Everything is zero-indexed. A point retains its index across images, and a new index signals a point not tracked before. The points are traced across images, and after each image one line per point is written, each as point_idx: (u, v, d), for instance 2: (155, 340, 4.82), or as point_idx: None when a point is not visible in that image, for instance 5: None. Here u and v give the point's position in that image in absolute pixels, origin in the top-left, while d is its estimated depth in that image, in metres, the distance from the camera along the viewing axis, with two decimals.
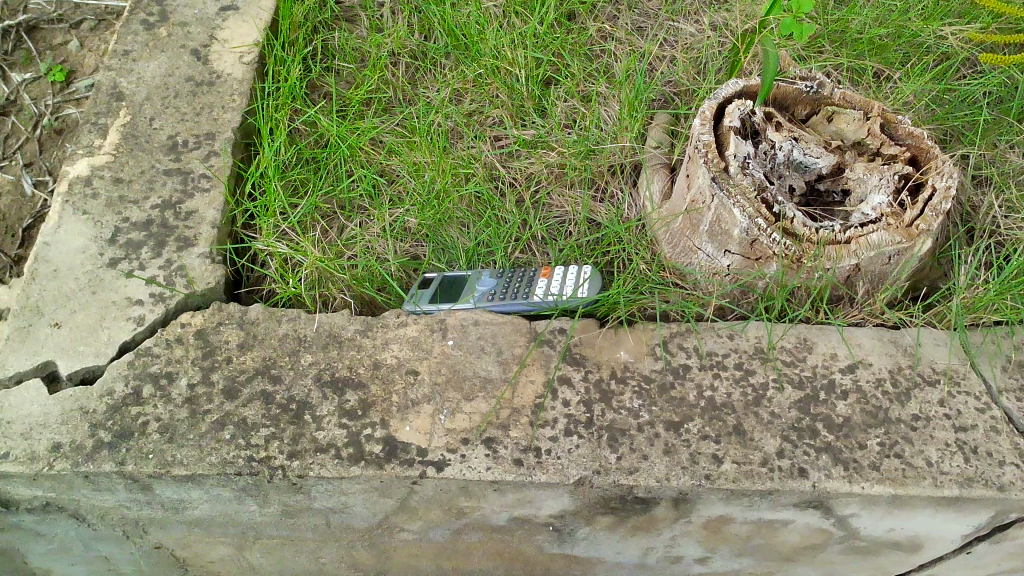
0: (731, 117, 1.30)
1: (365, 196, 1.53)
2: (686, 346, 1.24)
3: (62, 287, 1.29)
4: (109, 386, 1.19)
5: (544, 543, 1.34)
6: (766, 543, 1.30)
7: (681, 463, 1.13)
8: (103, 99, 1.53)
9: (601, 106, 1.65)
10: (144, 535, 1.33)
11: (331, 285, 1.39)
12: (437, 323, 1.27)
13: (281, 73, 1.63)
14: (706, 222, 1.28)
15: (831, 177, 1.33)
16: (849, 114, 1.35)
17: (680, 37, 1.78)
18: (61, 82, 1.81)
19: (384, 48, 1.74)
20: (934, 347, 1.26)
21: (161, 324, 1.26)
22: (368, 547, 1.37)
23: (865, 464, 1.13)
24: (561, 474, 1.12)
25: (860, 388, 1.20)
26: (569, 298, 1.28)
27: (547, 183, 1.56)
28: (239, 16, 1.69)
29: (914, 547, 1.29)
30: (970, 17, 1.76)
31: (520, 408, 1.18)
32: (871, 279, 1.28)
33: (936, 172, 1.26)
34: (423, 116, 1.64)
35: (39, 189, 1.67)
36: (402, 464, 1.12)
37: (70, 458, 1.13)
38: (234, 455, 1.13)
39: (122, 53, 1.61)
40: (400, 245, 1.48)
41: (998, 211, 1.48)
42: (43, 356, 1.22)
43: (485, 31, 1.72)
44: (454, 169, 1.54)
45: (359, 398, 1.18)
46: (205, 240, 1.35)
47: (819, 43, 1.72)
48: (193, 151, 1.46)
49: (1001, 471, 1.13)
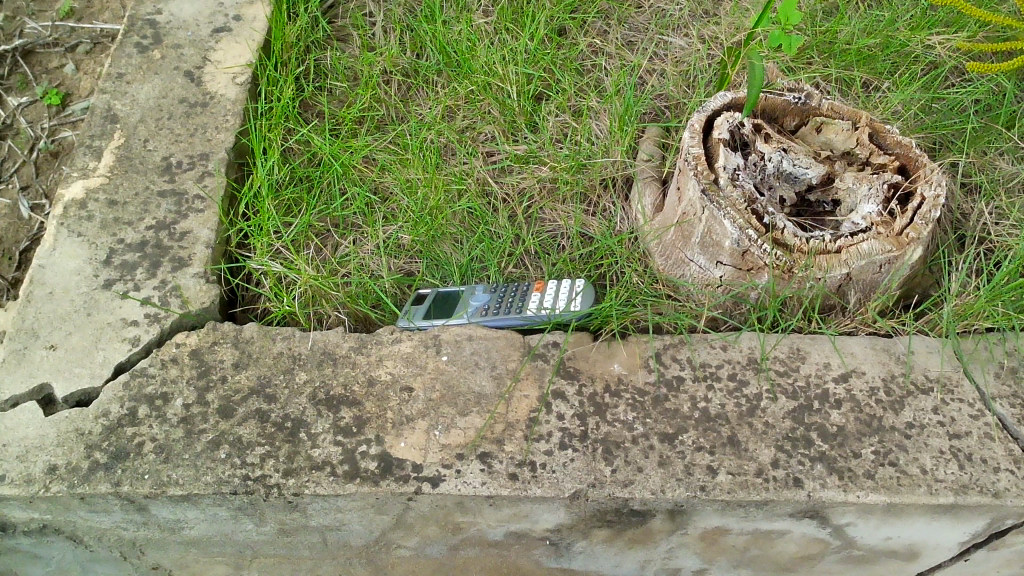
0: (720, 129, 1.31)
1: (359, 214, 1.55)
2: (680, 357, 1.24)
3: (58, 309, 1.29)
4: (104, 407, 1.19)
5: (541, 557, 1.34)
6: (764, 554, 1.30)
7: (675, 475, 1.13)
8: (97, 121, 1.55)
9: (592, 120, 1.66)
10: (141, 556, 1.33)
11: (326, 302, 1.39)
12: (431, 339, 1.27)
13: (274, 93, 1.65)
14: (698, 234, 1.28)
15: (821, 187, 1.33)
16: (838, 124, 1.36)
17: (670, 51, 1.80)
18: (57, 105, 1.83)
19: (376, 66, 1.75)
20: (927, 355, 1.26)
21: (156, 344, 1.27)
22: (365, 564, 1.37)
23: (860, 473, 1.13)
24: (557, 487, 1.12)
25: (854, 397, 1.20)
26: (563, 312, 1.29)
27: (539, 198, 1.57)
28: (232, 37, 1.70)
29: (912, 555, 1.29)
30: (958, 26, 1.77)
31: (515, 422, 1.18)
32: (862, 288, 1.28)
33: (924, 181, 1.27)
34: (414, 133, 1.65)
35: (36, 212, 1.69)
36: (398, 481, 1.13)
37: (66, 480, 1.13)
38: (230, 474, 1.13)
39: (116, 76, 1.62)
40: (394, 262, 1.49)
41: (987, 218, 1.49)
42: (39, 379, 1.22)
43: (476, 48, 1.74)
44: (446, 186, 1.55)
45: (354, 415, 1.18)
46: (200, 260, 1.36)
47: (807, 54, 1.73)
48: (187, 171, 1.47)
49: (996, 478, 1.13)
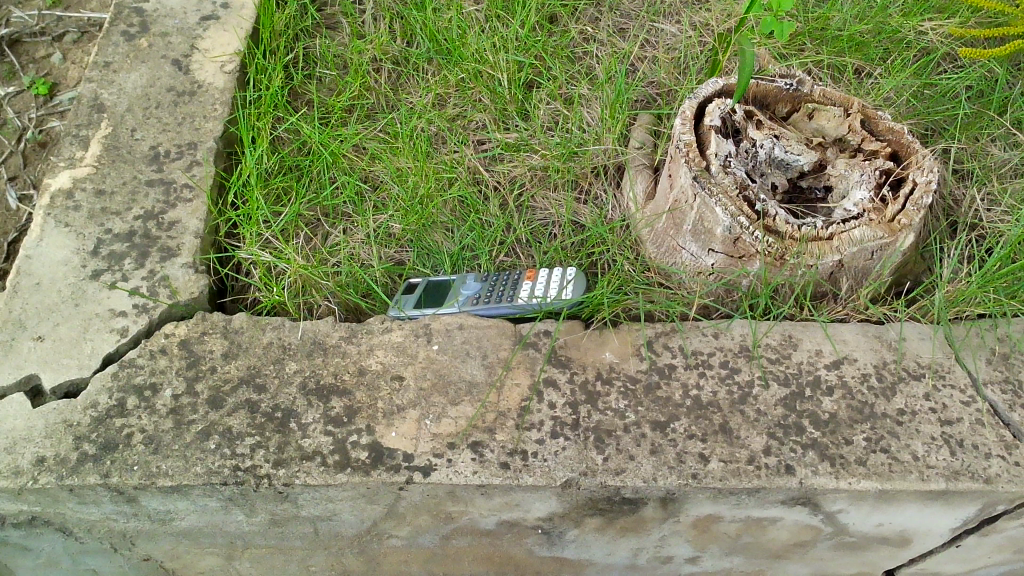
0: (711, 117, 1.30)
1: (349, 202, 1.54)
2: (671, 346, 1.24)
3: (45, 301, 1.28)
4: (92, 398, 1.18)
5: (533, 546, 1.33)
6: (756, 541, 1.30)
7: (667, 463, 1.12)
8: (84, 111, 1.53)
9: (584, 108, 1.65)
10: (132, 547, 1.33)
11: (315, 292, 1.39)
12: (422, 328, 1.27)
13: (262, 82, 1.64)
14: (690, 222, 1.28)
15: (813, 174, 1.33)
16: (829, 111, 1.35)
17: (661, 38, 1.79)
18: (44, 95, 1.81)
19: (366, 54, 1.74)
20: (918, 341, 1.26)
21: (145, 335, 1.26)
22: (357, 554, 1.37)
23: (852, 460, 1.13)
24: (548, 476, 1.12)
25: (845, 384, 1.20)
26: (554, 300, 1.28)
27: (530, 186, 1.56)
28: (220, 25, 1.69)
29: (903, 541, 1.29)
30: (950, 12, 1.76)
31: (505, 411, 1.17)
32: (854, 275, 1.28)
33: (916, 167, 1.27)
34: (405, 120, 1.64)
35: (24, 203, 1.67)
36: (389, 471, 1.12)
37: (55, 472, 1.12)
38: (220, 464, 1.13)
39: (102, 65, 1.61)
40: (385, 251, 1.48)
41: (979, 205, 1.49)
42: (26, 370, 1.21)
43: (466, 36, 1.73)
44: (437, 174, 1.54)
45: (345, 405, 1.18)
46: (188, 250, 1.35)
47: (799, 40, 1.72)
48: (176, 160, 1.46)
49: (988, 464, 1.13)
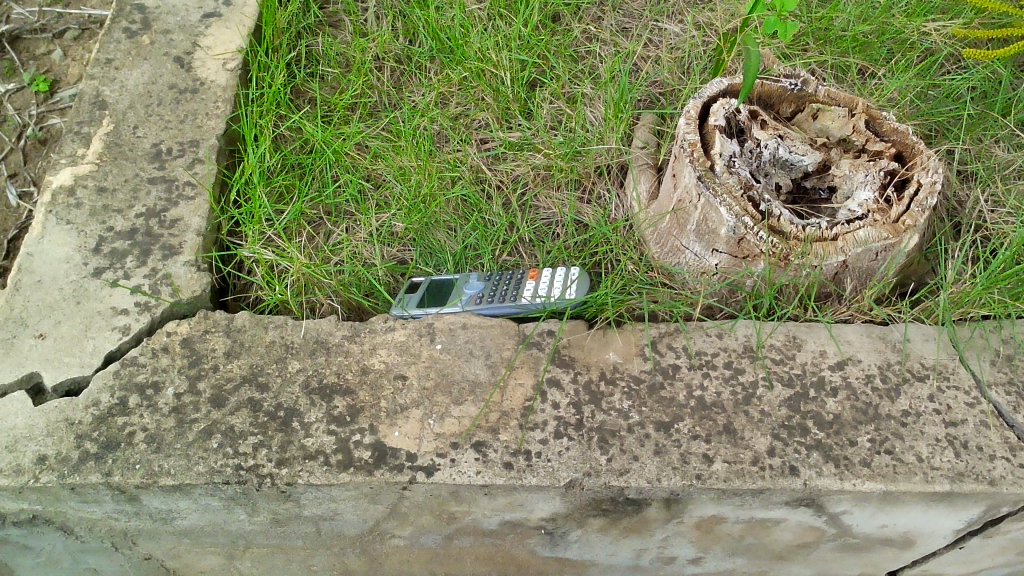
0: (716, 116, 1.30)
1: (352, 201, 1.53)
2: (675, 346, 1.24)
3: (46, 298, 1.27)
4: (94, 397, 1.18)
5: (536, 546, 1.33)
6: (759, 542, 1.30)
7: (671, 463, 1.12)
8: (86, 108, 1.53)
9: (587, 107, 1.65)
10: (133, 546, 1.32)
11: (318, 291, 1.38)
12: (425, 327, 1.26)
13: (265, 80, 1.63)
14: (694, 222, 1.27)
15: (817, 174, 1.32)
16: (833, 111, 1.35)
17: (665, 38, 1.78)
18: (45, 92, 1.80)
19: (369, 52, 1.74)
20: (922, 343, 1.26)
21: (147, 333, 1.25)
22: (359, 554, 1.36)
23: (856, 461, 1.12)
24: (552, 476, 1.11)
25: (849, 385, 1.20)
26: (558, 300, 1.28)
27: (533, 185, 1.56)
28: (222, 22, 1.68)
29: (907, 543, 1.29)
30: (954, 13, 1.76)
31: (509, 411, 1.17)
32: (859, 275, 1.28)
33: (920, 168, 1.26)
34: (408, 119, 1.64)
35: (24, 200, 1.66)
36: (392, 470, 1.11)
37: (57, 470, 1.11)
38: (222, 463, 1.12)
39: (104, 61, 1.60)
40: (387, 250, 1.47)
41: (983, 207, 1.49)
42: (28, 368, 1.20)
43: (469, 34, 1.72)
44: (440, 172, 1.54)
45: (348, 405, 1.17)
46: (191, 248, 1.35)
47: (803, 40, 1.72)
48: (178, 158, 1.46)
49: (992, 465, 1.13)
